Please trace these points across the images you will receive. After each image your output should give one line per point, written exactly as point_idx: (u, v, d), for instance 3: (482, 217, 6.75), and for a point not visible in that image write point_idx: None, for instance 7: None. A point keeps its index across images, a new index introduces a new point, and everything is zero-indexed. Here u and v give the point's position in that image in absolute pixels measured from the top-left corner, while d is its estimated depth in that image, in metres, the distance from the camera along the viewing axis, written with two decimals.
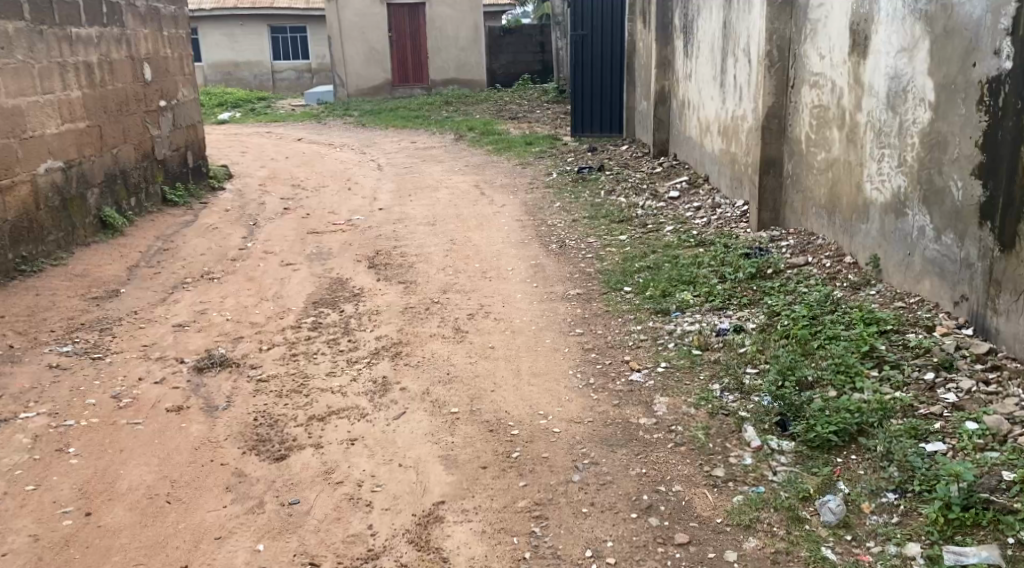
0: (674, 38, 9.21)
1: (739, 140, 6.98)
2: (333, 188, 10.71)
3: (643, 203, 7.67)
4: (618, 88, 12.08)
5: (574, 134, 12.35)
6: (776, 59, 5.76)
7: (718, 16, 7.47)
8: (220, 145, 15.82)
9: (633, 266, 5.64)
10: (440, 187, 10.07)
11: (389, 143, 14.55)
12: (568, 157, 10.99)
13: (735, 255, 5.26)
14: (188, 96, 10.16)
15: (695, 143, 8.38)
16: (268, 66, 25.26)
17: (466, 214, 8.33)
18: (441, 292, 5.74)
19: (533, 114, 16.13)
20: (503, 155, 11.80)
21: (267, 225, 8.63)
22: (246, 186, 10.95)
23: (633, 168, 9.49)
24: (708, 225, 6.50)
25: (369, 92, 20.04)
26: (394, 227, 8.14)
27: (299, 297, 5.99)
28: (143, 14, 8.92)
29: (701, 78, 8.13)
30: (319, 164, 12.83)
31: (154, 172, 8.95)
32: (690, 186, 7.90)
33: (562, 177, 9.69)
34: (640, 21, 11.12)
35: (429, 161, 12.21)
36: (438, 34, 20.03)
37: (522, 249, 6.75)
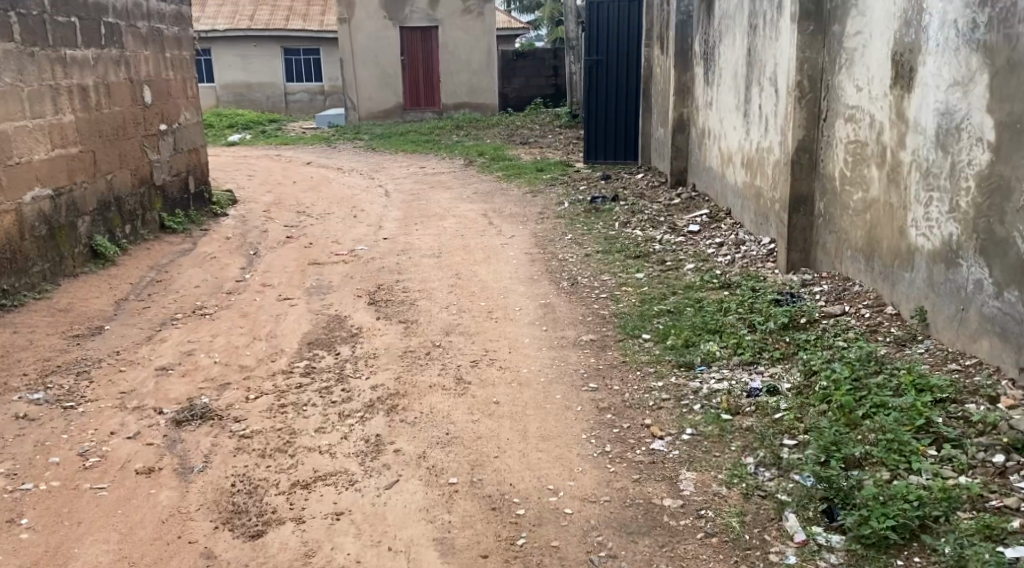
0: (693, 65, 8.84)
1: (764, 173, 6.60)
2: (338, 214, 10.37)
3: (661, 236, 7.28)
4: (633, 115, 11.73)
5: (588, 161, 12.00)
6: (807, 90, 5.38)
7: (742, 42, 7.10)
8: (227, 168, 15.52)
9: (652, 310, 5.24)
10: (448, 215, 9.71)
11: (399, 168, 14.22)
12: (581, 185, 10.62)
13: (763, 302, 4.86)
14: (190, 119, 9.84)
15: (715, 174, 8.00)
16: (280, 88, 25.08)
17: (474, 246, 7.94)
18: (444, 334, 5.34)
19: (545, 140, 15.80)
20: (514, 182, 11.44)
21: (267, 254, 8.26)
22: (249, 211, 10.61)
23: (649, 198, 9.09)
24: (731, 264, 6.11)
25: (380, 116, 19.80)
26: (398, 258, 7.75)
27: (292, 337, 5.59)
28: (144, 35, 8.61)
29: (723, 107, 7.76)
30: (326, 189, 12.50)
31: (152, 199, 8.61)
32: (710, 219, 7.51)
33: (575, 206, 9.31)
34: (656, 46, 10.77)
35: (438, 187, 11.85)
36: (451, 58, 19.77)
37: (532, 285, 6.35)
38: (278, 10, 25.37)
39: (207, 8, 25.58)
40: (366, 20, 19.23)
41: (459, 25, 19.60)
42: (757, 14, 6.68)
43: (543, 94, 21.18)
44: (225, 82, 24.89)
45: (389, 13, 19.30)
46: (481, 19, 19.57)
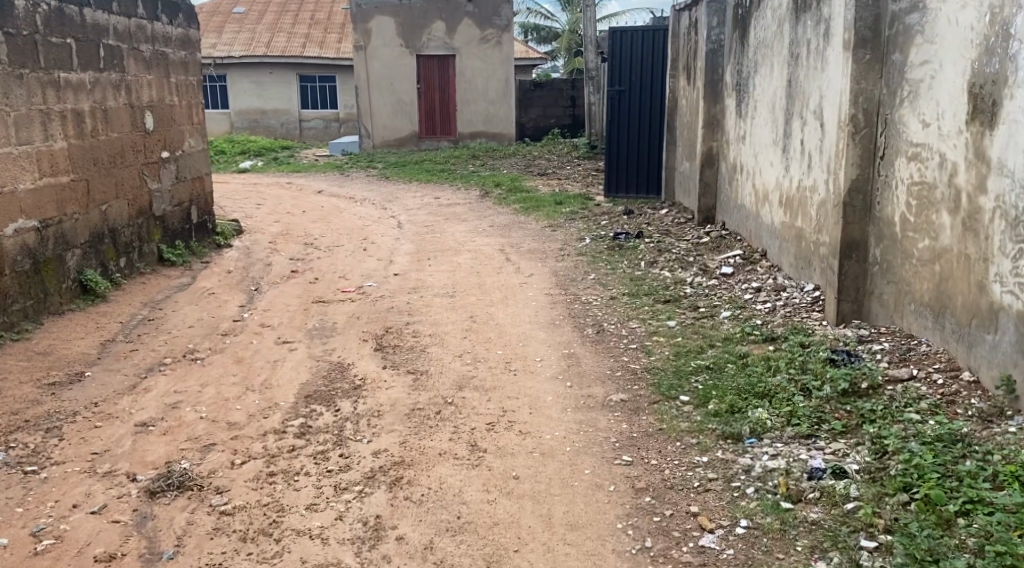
0: (723, 96, 8.35)
1: (806, 214, 6.08)
2: (347, 247, 9.89)
3: (692, 278, 6.75)
4: (657, 148, 11.23)
5: (608, 195, 11.51)
6: (861, 125, 4.88)
7: (781, 73, 6.62)
8: (237, 195, 15.11)
9: (689, 365, 4.71)
10: (462, 250, 9.21)
11: (412, 198, 13.76)
12: (602, 220, 10.12)
13: (816, 361, 4.33)
14: (194, 146, 9.38)
15: (748, 212, 7.48)
16: (295, 115, 24.77)
17: (491, 285, 7.42)
18: (456, 389, 4.80)
19: (563, 171, 15.33)
20: (532, 216, 10.94)
21: (269, 290, 7.77)
22: (255, 243, 10.16)
23: (676, 235, 8.56)
24: (773, 314, 5.58)
25: (395, 144, 19.40)
26: (409, 297, 7.25)
27: (288, 389, 5.06)
28: (148, 59, 8.18)
29: (757, 142, 7.26)
30: (336, 220, 12.04)
31: (151, 229, 8.16)
32: (744, 261, 6.99)
33: (596, 243, 8.79)
34: (682, 77, 10.29)
35: (453, 219, 11.36)
36: (468, 87, 19.39)
37: (552, 330, 5.83)
38: (295, 38, 25.17)
39: (224, 34, 25.40)
40: (382, 48, 18.93)
41: (477, 54, 19.22)
42: (800, 43, 6.19)
43: (560, 124, 20.78)
44: (240, 108, 24.63)
45: (406, 41, 18.98)
46: (499, 48, 19.19)
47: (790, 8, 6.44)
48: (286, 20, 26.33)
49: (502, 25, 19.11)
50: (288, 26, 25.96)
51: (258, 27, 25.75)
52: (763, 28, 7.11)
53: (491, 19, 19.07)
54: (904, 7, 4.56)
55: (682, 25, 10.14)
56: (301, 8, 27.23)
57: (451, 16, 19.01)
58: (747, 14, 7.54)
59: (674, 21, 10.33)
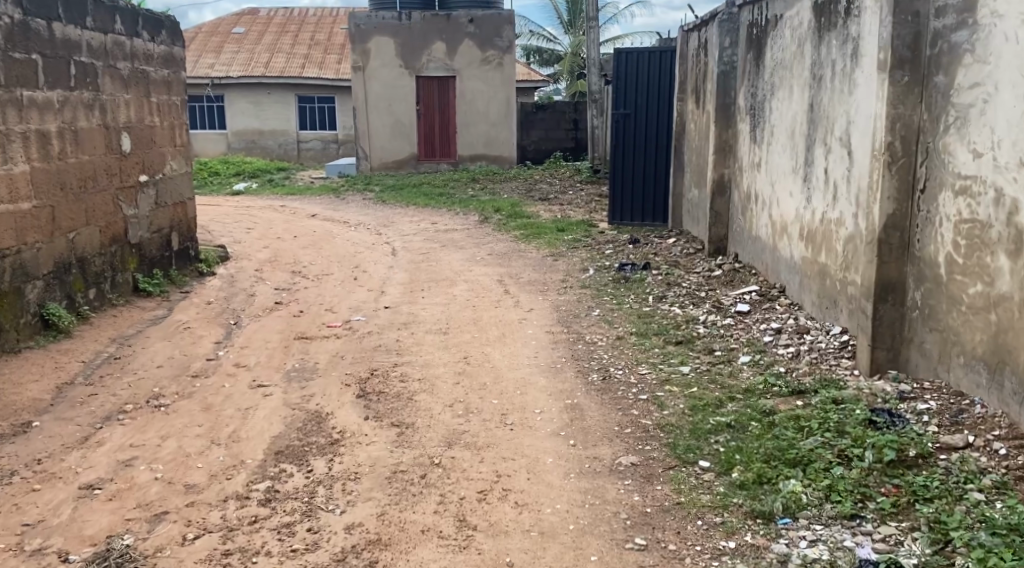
0: (737, 120, 7.86)
1: (832, 250, 5.58)
2: (337, 276, 9.38)
3: (705, 317, 6.24)
4: (664, 173, 10.72)
5: (613, 222, 11.01)
6: (899, 154, 4.36)
7: (802, 96, 6.13)
8: (227, 219, 14.64)
9: (707, 423, 4.18)
10: (458, 280, 8.70)
11: (408, 223, 13.26)
12: (606, 249, 9.61)
13: (854, 422, 3.81)
14: (176, 169, 8.90)
15: (764, 245, 6.99)
16: (293, 135, 24.35)
17: (488, 321, 6.88)
18: (445, 447, 4.26)
19: (565, 196, 14.85)
20: (532, 243, 10.43)
21: (249, 324, 7.25)
22: (240, 271, 9.65)
23: (685, 267, 8.05)
24: (797, 362, 5.06)
25: (394, 166, 18.96)
26: (398, 334, 6.72)
27: (257, 445, 4.53)
28: (126, 77, 7.70)
29: (775, 169, 6.77)
30: (328, 246, 11.54)
31: (126, 258, 7.67)
32: (760, 297, 6.48)
33: (600, 274, 8.28)
34: (691, 100, 9.81)
35: (449, 247, 10.84)
36: (468, 109, 18.95)
37: (552, 375, 5.30)
38: (294, 58, 24.81)
39: (222, 54, 25.02)
40: (381, 68, 18.53)
41: (477, 75, 18.79)
42: (823, 63, 5.71)
43: (562, 147, 20.34)
44: (237, 128, 24.21)
45: (405, 62, 18.56)
46: (500, 70, 18.78)
47: (812, 25, 5.97)
48: (285, 40, 25.98)
49: (503, 46, 18.70)
50: (287, 46, 25.60)
51: (256, 47, 25.39)
52: (780, 47, 6.63)
53: (491, 39, 18.65)
54: (951, 23, 4.08)
55: (691, 46, 9.72)
56: (301, 28, 26.89)
57: (452, 37, 18.58)
58: (763, 34, 7.06)
59: (683, 42, 9.89)
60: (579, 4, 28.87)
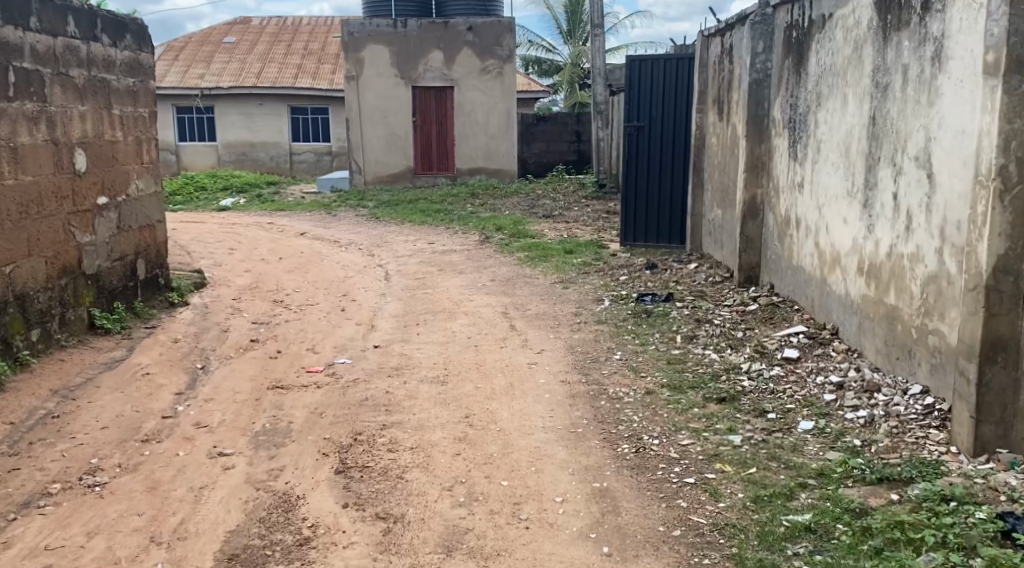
0: (772, 134, 6.96)
1: (904, 290, 4.68)
2: (323, 306, 8.47)
3: (748, 365, 5.34)
4: (680, 191, 9.83)
5: (624, 243, 10.14)
6: (1014, 181, 3.51)
7: (861, 108, 5.24)
8: (208, 238, 13.75)
9: (780, 528, 3.34)
10: (458, 312, 7.81)
11: (403, 243, 12.36)
12: (620, 275, 8.70)
13: (982, 537, 3.03)
14: (143, 190, 7.98)
15: (809, 277, 6.10)
16: (286, 147, 23.47)
17: (491, 366, 5.96)
18: (444, 557, 3.40)
19: (570, 213, 13.95)
20: (538, 267, 9.53)
21: (218, 369, 6.34)
22: (216, 301, 8.73)
23: (713, 299, 7.16)
24: (874, 433, 4.17)
25: (389, 180, 18.05)
26: (388, 381, 5.80)
27: (208, 546, 3.64)
28: (82, 87, 6.79)
29: (823, 191, 5.87)
30: (315, 270, 10.63)
31: (80, 291, 6.76)
32: (808, 341, 5.58)
33: (617, 306, 7.37)
34: (712, 111, 8.92)
35: (447, 271, 9.93)
36: (467, 120, 18.06)
37: (572, 445, 4.38)
38: (287, 69, 23.94)
39: (213, 64, 24.14)
40: (375, 78, 17.66)
41: (476, 85, 17.91)
42: (891, 69, 4.81)
43: (564, 160, 19.48)
44: (228, 141, 23.34)
45: (401, 71, 17.69)
46: (500, 80, 17.90)
47: (873, 25, 5.07)
48: (278, 50, 25.12)
49: (503, 55, 17.82)
50: (280, 56, 24.74)
51: (248, 57, 24.53)
52: (829, 51, 5.73)
53: (491, 48, 17.76)
54: None
55: (712, 52, 8.86)
56: (294, 38, 26.03)
57: (450, 45, 17.70)
58: (806, 36, 6.17)
59: (703, 49, 9.04)
60: (580, 14, 28.10)
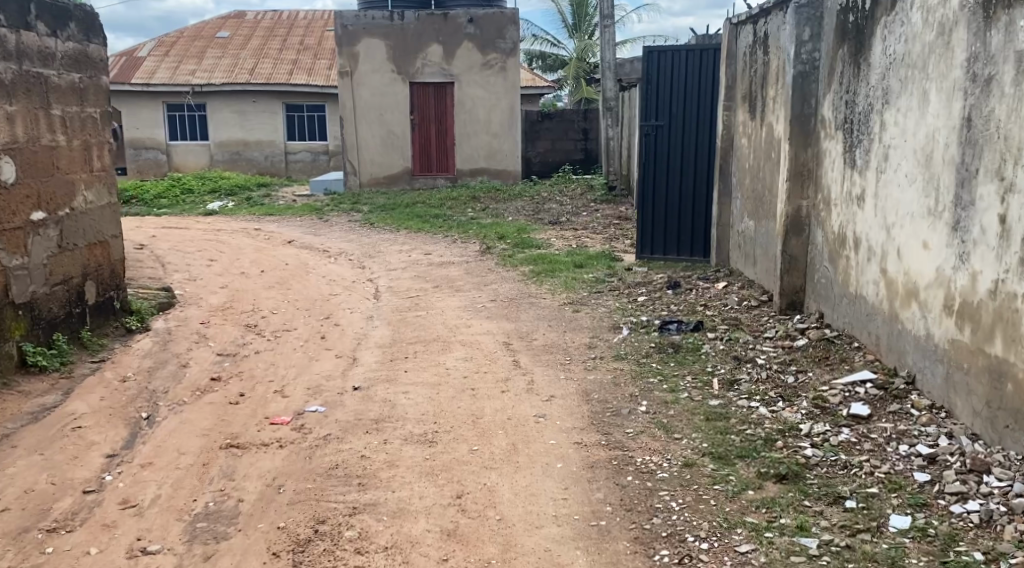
0: (822, 137, 5.94)
1: (1016, 339, 3.66)
2: (302, 332, 7.48)
3: (807, 426, 4.32)
4: (703, 199, 8.80)
5: (641, 255, 9.12)
6: None
7: (949, 106, 4.21)
8: (187, 248, 12.74)
9: None
10: (453, 340, 6.82)
11: (397, 253, 11.36)
12: (638, 296, 7.67)
13: None
14: (92, 201, 6.97)
15: (873, 310, 5.07)
16: (280, 146, 22.48)
17: (490, 419, 4.94)
18: None
19: (578, 219, 12.93)
20: (544, 284, 8.52)
21: (165, 419, 5.31)
22: (181, 327, 7.71)
23: (752, 330, 6.15)
24: (997, 540, 3.24)
25: (385, 182, 17.02)
26: (365, 439, 4.78)
27: None
28: (9, 83, 5.90)
29: (892, 207, 4.85)
30: (298, 286, 9.61)
31: (7, 323, 5.80)
32: (879, 393, 4.55)
33: (638, 336, 6.35)
34: (742, 110, 7.91)
35: (443, 288, 8.91)
36: (468, 118, 17.04)
37: (594, 549, 3.46)
38: (282, 64, 22.91)
39: (204, 60, 23.11)
40: (370, 74, 16.63)
41: (478, 80, 16.87)
42: (997, 57, 3.79)
43: (571, 159, 18.45)
44: (220, 140, 22.35)
45: (397, 66, 16.66)
46: (503, 75, 16.86)
47: (967, 3, 4.04)
48: (272, 45, 24.12)
49: (506, 48, 16.79)
50: (274, 51, 23.72)
51: (241, 53, 23.50)
52: (900, 36, 4.70)
53: (494, 41, 16.74)
54: None
55: (743, 42, 7.87)
56: (289, 32, 25.02)
57: (450, 39, 16.68)
58: (867, 20, 5.15)
59: (730, 38, 8.05)
60: (585, 7, 27.10)
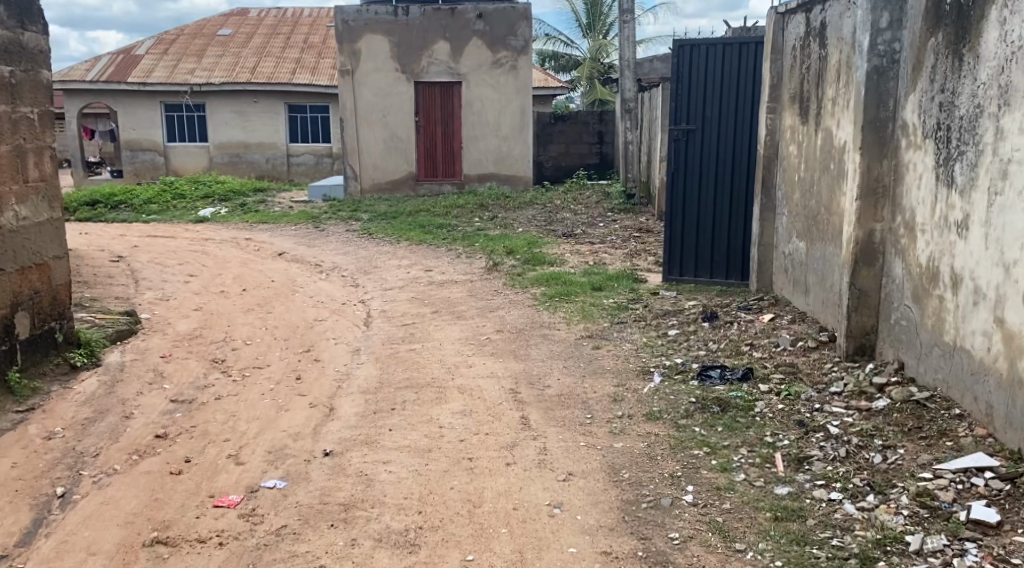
0: (903, 146, 4.85)
1: None
2: (275, 369, 6.41)
3: (918, 539, 3.27)
4: (739, 214, 7.68)
5: (668, 277, 8.03)
6: None
7: None
8: (168, 260, 11.70)
9: None
10: (450, 385, 5.74)
11: (395, 269, 10.29)
12: (668, 328, 6.58)
13: None
14: (26, 217, 5.93)
15: (982, 368, 3.98)
16: (282, 149, 21.45)
17: (491, 508, 3.85)
18: None
19: (593, 231, 11.85)
20: (558, 311, 7.44)
21: (84, 497, 4.25)
22: (136, 362, 6.63)
23: (814, 382, 5.05)
24: None
25: (388, 188, 15.97)
26: (328, 538, 3.72)
27: None
28: None
29: (1014, 239, 3.77)
30: (281, 308, 8.55)
31: None
32: (1003, 488, 3.49)
33: (673, 386, 5.26)
34: (791, 113, 6.80)
35: (442, 314, 7.82)
36: (476, 120, 15.95)
37: None
38: (284, 63, 21.86)
39: (204, 58, 22.09)
40: (373, 72, 15.58)
41: (487, 80, 15.79)
42: None
43: (585, 163, 17.35)
44: (220, 141, 21.36)
45: (401, 64, 15.59)
46: (514, 74, 15.77)
47: None
48: (276, 43, 23.10)
49: (518, 46, 15.69)
50: (277, 50, 22.69)
51: (243, 51, 22.48)
52: None
53: (505, 39, 15.65)
54: None
55: (792, 34, 6.76)
56: (294, 30, 23.99)
57: (457, 35, 15.61)
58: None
59: (777, 30, 6.94)
60: (599, 5, 26.02)
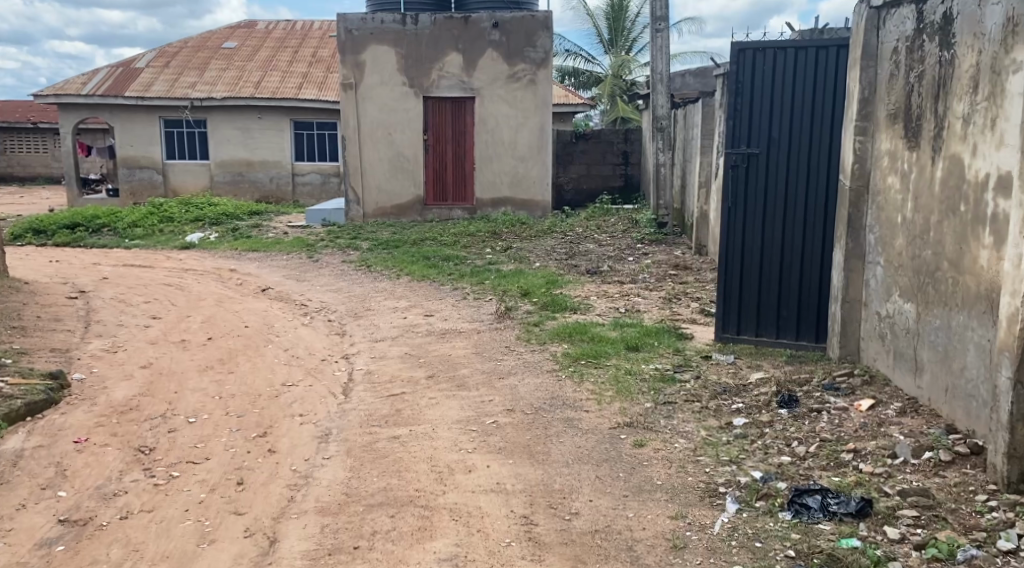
0: None
1: None
2: (214, 465, 4.88)
3: None
4: (813, 260, 6.10)
5: (722, 334, 6.46)
6: None
7: None
8: (135, 296, 10.21)
9: None
10: (439, 500, 4.19)
11: (392, 313, 8.74)
12: (733, 416, 4.99)
13: None
14: None
15: None
16: (287, 167, 19.99)
17: None
18: None
19: (622, 268, 10.26)
20: (588, 381, 5.87)
21: None
22: (37, 451, 5.10)
23: (970, 527, 3.47)
24: None
25: (393, 212, 14.48)
26: None
27: None
28: None
29: None
30: (248, 366, 7.01)
31: None
32: None
33: (755, 523, 3.68)
34: (893, 134, 5.22)
35: (441, 381, 6.25)
36: (490, 139, 14.42)
37: None
38: (290, 77, 20.45)
39: (206, 71, 20.72)
40: (378, 86, 14.13)
41: (503, 96, 14.28)
42: None
43: (609, 186, 15.79)
44: (221, 159, 19.97)
45: (409, 77, 14.13)
46: (533, 89, 14.25)
47: None
48: (282, 57, 21.72)
49: (537, 58, 14.20)
50: (284, 63, 21.30)
51: (247, 64, 21.11)
52: None
53: (523, 50, 14.15)
54: None
55: (893, 34, 5.19)
56: (302, 43, 22.61)
57: (471, 46, 14.12)
58: None
59: (869, 31, 5.37)
60: (623, 20, 24.60)
